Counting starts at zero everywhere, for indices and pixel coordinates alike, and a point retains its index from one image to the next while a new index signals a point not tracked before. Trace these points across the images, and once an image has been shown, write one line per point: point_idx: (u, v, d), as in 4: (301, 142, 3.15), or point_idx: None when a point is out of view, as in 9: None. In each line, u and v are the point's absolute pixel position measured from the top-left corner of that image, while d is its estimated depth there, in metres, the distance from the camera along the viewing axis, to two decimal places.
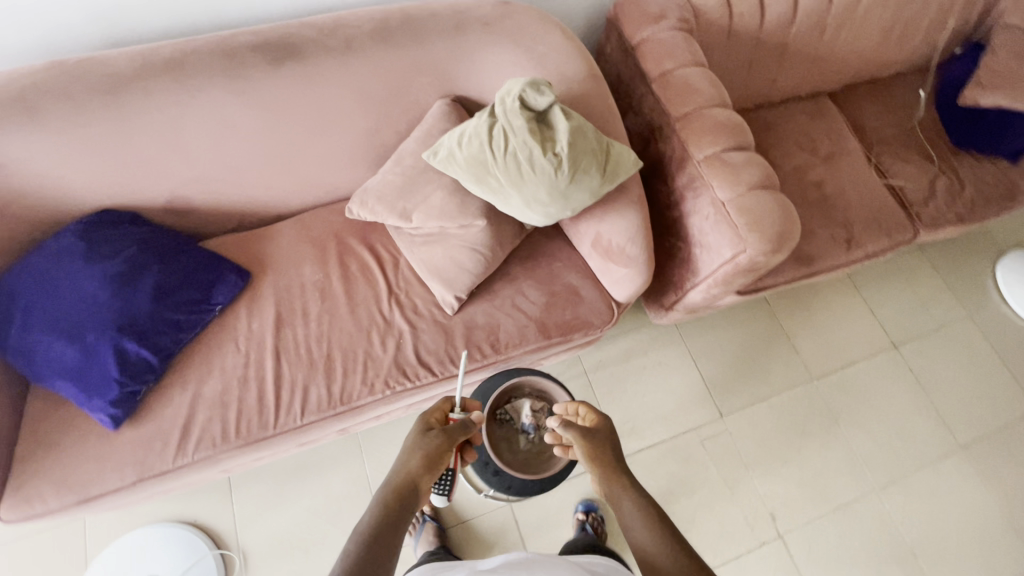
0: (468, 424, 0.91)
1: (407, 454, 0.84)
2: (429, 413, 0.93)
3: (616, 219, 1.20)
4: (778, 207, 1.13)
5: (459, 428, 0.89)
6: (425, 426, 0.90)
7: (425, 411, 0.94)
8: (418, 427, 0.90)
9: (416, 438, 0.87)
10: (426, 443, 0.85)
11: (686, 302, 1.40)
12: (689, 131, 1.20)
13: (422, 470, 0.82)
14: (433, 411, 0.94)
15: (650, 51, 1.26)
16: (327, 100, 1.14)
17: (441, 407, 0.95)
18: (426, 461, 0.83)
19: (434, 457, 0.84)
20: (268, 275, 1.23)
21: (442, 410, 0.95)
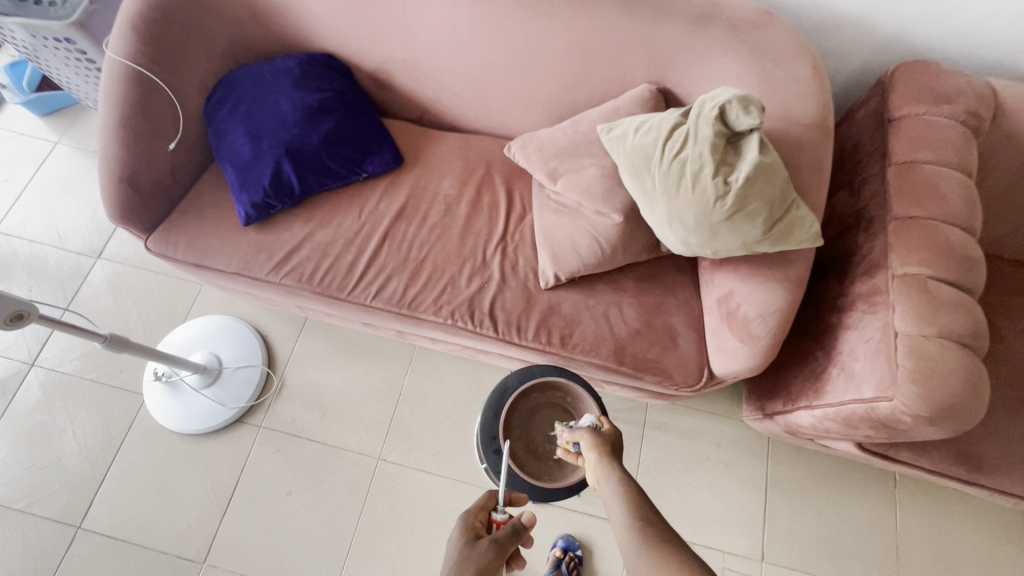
0: (520, 528, 0.78)
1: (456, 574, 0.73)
2: (472, 515, 0.82)
3: (757, 287, 1.04)
4: (965, 376, 0.87)
5: (510, 537, 0.76)
6: (471, 533, 0.79)
7: (468, 510, 0.82)
8: (463, 533, 0.79)
9: (462, 550, 0.75)
10: (475, 559, 0.73)
11: (791, 419, 1.18)
12: (902, 237, 0.97)
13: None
14: (477, 511, 0.83)
15: (908, 131, 1.04)
16: (543, 39, 1.14)
17: (484, 505, 0.84)
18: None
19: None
20: (416, 170, 1.31)
21: (485, 508, 0.84)
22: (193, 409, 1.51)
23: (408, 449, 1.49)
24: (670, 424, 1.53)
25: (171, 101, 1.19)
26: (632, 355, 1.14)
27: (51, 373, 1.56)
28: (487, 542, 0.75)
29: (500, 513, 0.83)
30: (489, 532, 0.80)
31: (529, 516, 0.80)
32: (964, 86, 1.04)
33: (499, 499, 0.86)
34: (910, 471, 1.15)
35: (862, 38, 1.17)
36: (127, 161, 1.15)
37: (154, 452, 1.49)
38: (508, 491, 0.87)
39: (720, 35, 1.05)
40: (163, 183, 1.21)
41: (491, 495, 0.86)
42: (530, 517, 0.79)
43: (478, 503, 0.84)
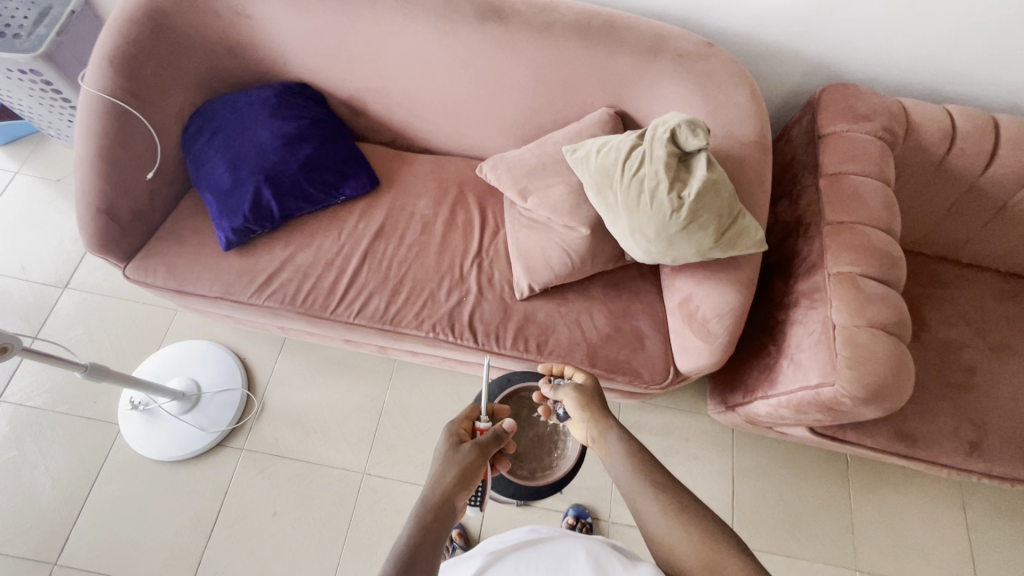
0: (502, 434, 0.90)
1: (441, 469, 0.81)
2: (456, 424, 0.91)
3: (712, 289, 1.15)
4: (891, 358, 1.00)
5: (492, 440, 0.87)
6: (455, 438, 0.88)
7: (452, 420, 0.91)
8: (448, 439, 0.88)
9: (447, 450, 0.84)
10: (459, 457, 0.83)
11: (750, 410, 1.28)
12: (834, 241, 1.09)
13: (455, 487, 0.79)
14: (461, 420, 0.93)
15: (835, 146, 1.18)
16: (509, 67, 1.23)
17: (468, 418, 0.94)
18: (460, 476, 0.80)
19: (468, 473, 0.82)
20: (391, 192, 1.37)
21: (470, 418, 0.94)
22: (173, 435, 1.50)
23: (392, 462, 1.53)
24: (642, 422, 1.62)
25: (148, 133, 1.22)
26: (604, 357, 1.22)
27: (19, 409, 1.53)
28: (470, 445, 0.85)
29: (480, 424, 0.93)
30: (471, 437, 0.90)
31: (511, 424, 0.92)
32: (879, 106, 1.18)
33: (482, 412, 0.96)
34: (857, 451, 1.27)
35: (792, 65, 1.31)
36: (107, 192, 1.17)
37: (133, 482, 1.47)
38: (491, 405, 0.98)
39: (669, 64, 1.17)
40: (141, 212, 1.23)
41: (475, 407, 0.97)
42: (512, 425, 0.91)
43: (462, 415, 0.94)
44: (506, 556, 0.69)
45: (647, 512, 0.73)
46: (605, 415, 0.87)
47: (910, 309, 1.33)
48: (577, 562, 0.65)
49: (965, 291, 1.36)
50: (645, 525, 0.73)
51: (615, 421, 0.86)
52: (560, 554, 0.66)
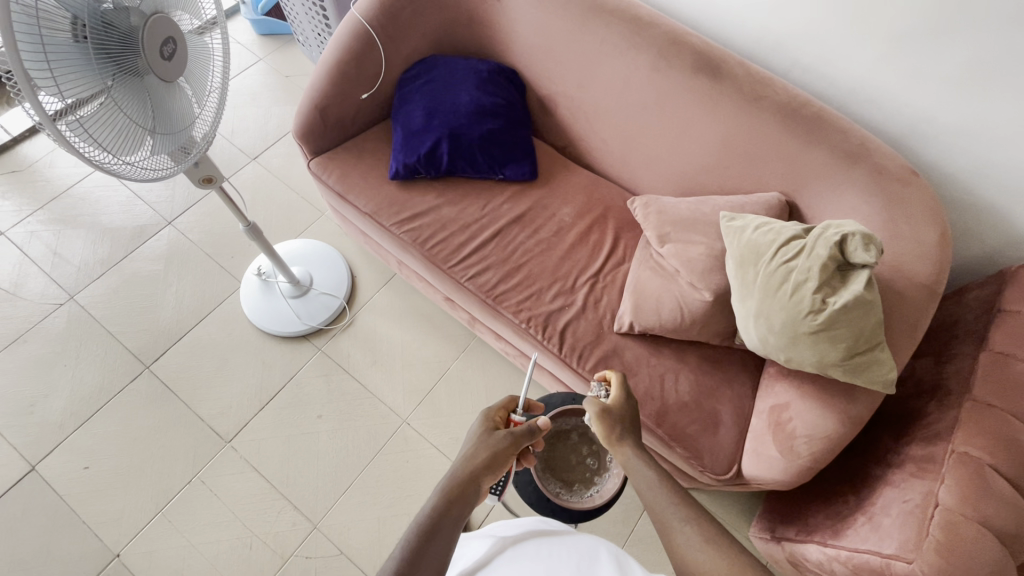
0: (535, 429, 0.91)
1: (471, 450, 0.85)
2: (492, 411, 0.94)
3: (814, 409, 1.08)
4: (992, 569, 0.87)
5: (526, 433, 0.89)
6: (490, 424, 0.91)
7: (490, 406, 0.95)
8: (483, 423, 0.91)
9: (480, 434, 0.88)
10: (490, 442, 0.86)
11: (798, 550, 1.17)
12: (973, 419, 0.99)
13: (484, 469, 0.83)
14: (497, 408, 0.95)
15: (1014, 326, 1.07)
16: (699, 121, 1.27)
17: (504, 408, 0.96)
18: (491, 459, 0.84)
19: (496, 460, 0.85)
20: (544, 189, 1.46)
21: (505, 409, 0.96)
22: (274, 311, 1.69)
23: (433, 424, 1.59)
24: None
25: (378, 63, 1.42)
26: (672, 423, 1.19)
27: (178, 237, 1.81)
28: (504, 432, 0.88)
29: (516, 417, 0.96)
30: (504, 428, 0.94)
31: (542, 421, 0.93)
32: None
33: (518, 404, 0.99)
34: None
35: (997, 229, 1.21)
36: (327, 96, 1.37)
37: (228, 334, 1.68)
38: (527, 399, 1.00)
39: (862, 177, 1.14)
40: (343, 121, 1.43)
41: (512, 398, 0.99)
42: (545, 422, 0.93)
43: (500, 404, 0.97)
44: (526, 541, 0.71)
45: (686, 544, 0.75)
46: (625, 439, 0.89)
47: None
48: (601, 558, 0.65)
49: None
50: (665, 529, 0.78)
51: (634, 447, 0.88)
52: (584, 551, 0.67)
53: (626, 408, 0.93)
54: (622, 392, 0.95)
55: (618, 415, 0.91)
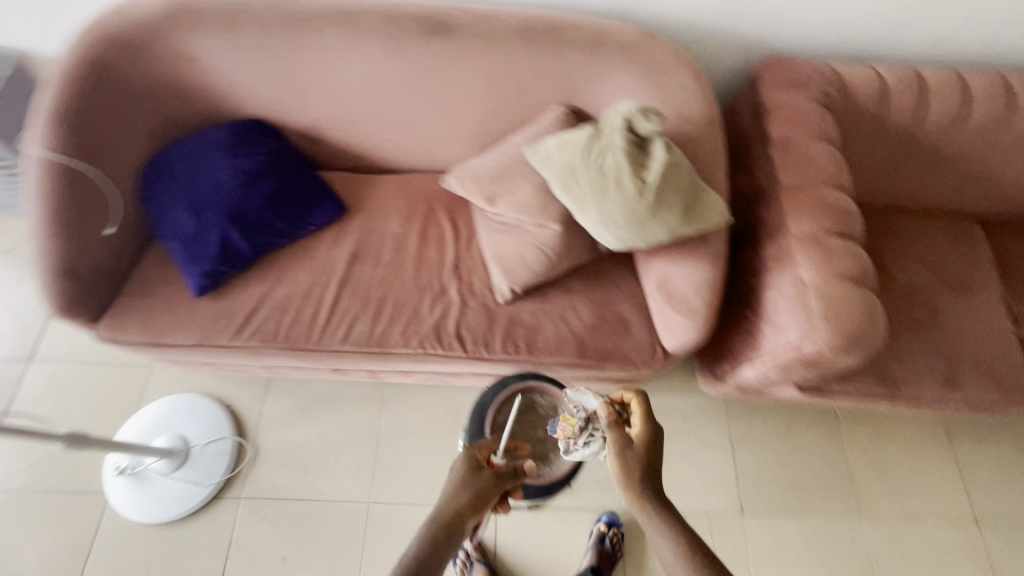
0: (519, 470, 0.88)
1: (455, 493, 0.84)
2: (475, 450, 0.89)
3: (688, 267, 1.19)
4: (861, 306, 1.05)
5: (510, 475, 0.87)
6: (471, 463, 0.88)
7: (471, 445, 0.90)
8: (464, 464, 0.88)
9: (463, 478, 0.86)
10: (473, 485, 0.85)
11: (739, 378, 1.32)
12: (792, 203, 1.15)
13: (468, 511, 0.83)
14: (480, 447, 0.91)
15: (780, 115, 1.24)
16: (458, 79, 1.25)
17: (488, 445, 0.92)
18: (473, 502, 0.83)
19: (480, 501, 0.84)
20: (360, 215, 1.37)
21: (489, 448, 0.91)
22: (165, 495, 1.45)
23: (399, 486, 1.51)
24: None
25: (103, 189, 1.20)
26: (593, 349, 1.25)
27: None
28: (486, 472, 0.86)
29: (498, 457, 0.91)
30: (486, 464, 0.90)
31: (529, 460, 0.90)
32: (814, 75, 1.27)
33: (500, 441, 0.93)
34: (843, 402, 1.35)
35: (728, 44, 1.37)
36: (65, 254, 1.13)
37: (128, 551, 1.41)
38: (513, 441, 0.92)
39: (614, 57, 1.21)
40: (104, 269, 1.20)
41: (495, 435, 0.94)
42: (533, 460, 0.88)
43: (483, 441, 0.92)
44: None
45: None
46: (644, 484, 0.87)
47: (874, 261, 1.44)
48: None
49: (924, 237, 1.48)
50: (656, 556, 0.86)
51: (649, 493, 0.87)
52: None
53: (650, 439, 0.91)
54: (648, 421, 0.93)
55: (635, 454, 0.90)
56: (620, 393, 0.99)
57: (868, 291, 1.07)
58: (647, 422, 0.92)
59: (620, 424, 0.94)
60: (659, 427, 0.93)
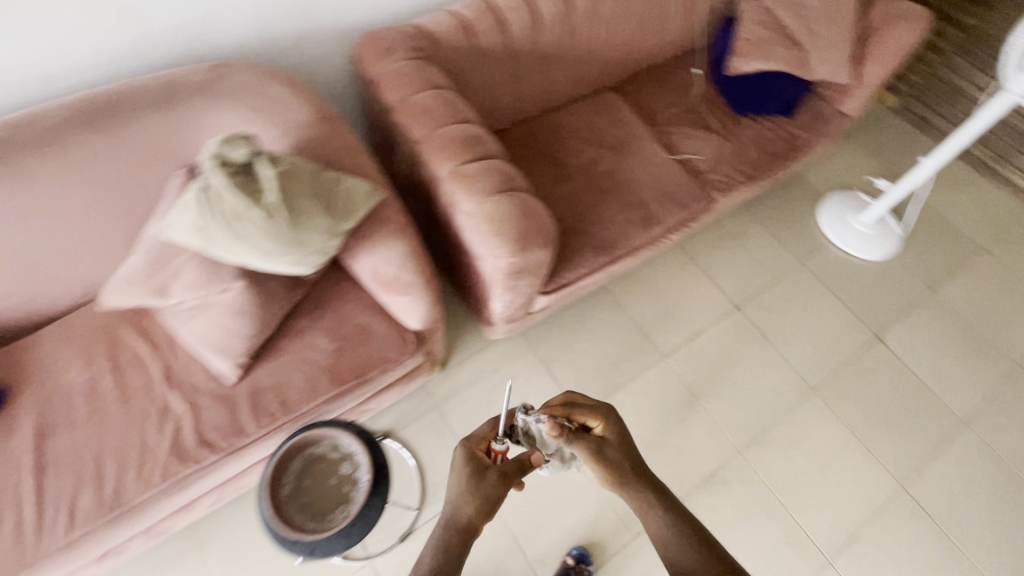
0: (525, 462, 0.98)
1: (461, 494, 0.92)
2: (472, 445, 0.99)
3: (382, 250, 1.21)
4: (517, 207, 1.15)
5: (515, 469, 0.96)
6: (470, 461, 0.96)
7: (471, 440, 0.99)
8: (468, 461, 0.96)
9: (466, 477, 0.93)
10: (477, 486, 0.92)
11: (495, 312, 1.41)
12: (429, 151, 1.21)
13: (481, 513, 0.91)
14: (476, 441, 1.00)
15: (387, 82, 1.30)
16: (41, 197, 1.10)
17: (485, 437, 1.01)
18: (480, 506, 0.91)
19: (491, 499, 0.92)
20: (27, 388, 1.15)
21: (486, 439, 1.01)
22: None
23: None
24: (455, 387, 1.69)
25: None
26: (348, 371, 1.22)
27: None
28: (490, 471, 0.95)
29: (500, 446, 1.00)
30: (488, 457, 0.99)
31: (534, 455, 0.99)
32: (398, 36, 1.35)
33: (504, 429, 1.03)
34: (590, 280, 1.55)
35: (318, 36, 1.47)
36: None
37: None
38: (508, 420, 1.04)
39: (196, 101, 1.15)
40: None
41: (492, 425, 1.03)
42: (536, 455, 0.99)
43: (480, 434, 1.01)
44: None
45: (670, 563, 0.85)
46: (629, 475, 0.94)
47: (552, 160, 1.64)
48: None
49: (578, 122, 1.73)
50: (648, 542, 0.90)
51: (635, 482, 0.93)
52: None
53: (617, 434, 0.97)
54: (601, 416, 0.97)
55: (608, 449, 0.96)
56: (547, 407, 1.00)
57: (530, 199, 1.19)
58: (606, 419, 0.97)
59: (579, 433, 0.97)
60: (622, 425, 0.99)
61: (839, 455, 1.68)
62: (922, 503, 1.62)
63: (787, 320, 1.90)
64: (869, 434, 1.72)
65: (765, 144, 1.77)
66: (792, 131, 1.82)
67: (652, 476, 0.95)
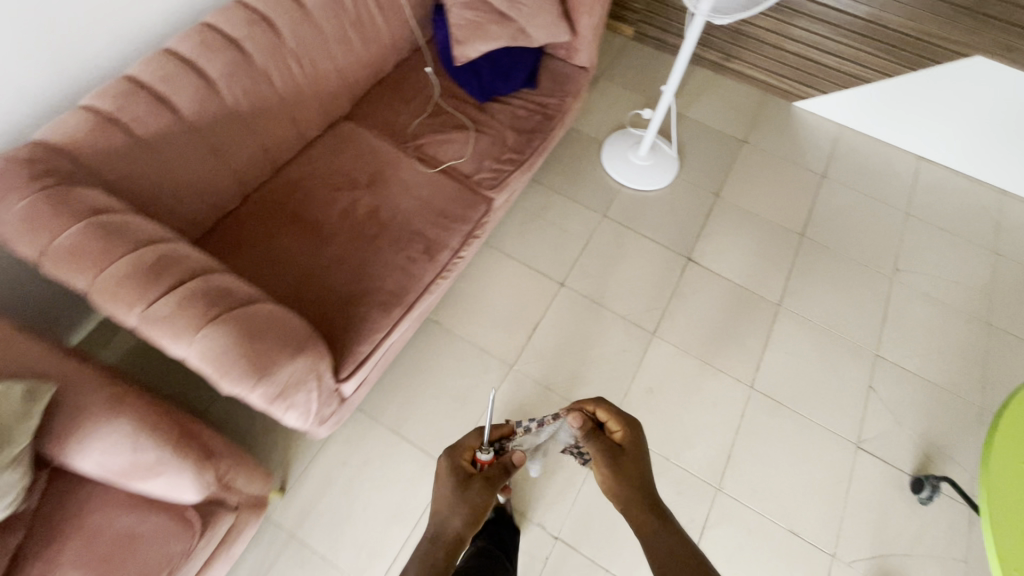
0: (510, 467, 0.98)
1: (449, 501, 0.88)
2: (458, 455, 0.97)
3: (94, 445, 0.95)
4: (240, 330, 0.95)
5: (500, 476, 0.95)
6: (458, 469, 0.95)
7: (456, 450, 0.97)
8: (453, 469, 0.94)
9: (457, 485, 0.91)
10: (469, 495, 0.89)
11: (300, 424, 1.20)
12: (103, 302, 0.95)
13: (471, 521, 0.87)
14: (465, 450, 0.99)
15: (15, 234, 1.00)
16: None
17: (471, 447, 1.00)
18: (469, 515, 0.87)
19: (478, 511, 0.89)
20: None
21: (472, 449, 1.00)
22: None
23: None
24: (304, 503, 1.48)
25: None
26: None
27: None
28: (479, 477, 0.93)
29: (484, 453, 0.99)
30: (473, 467, 0.97)
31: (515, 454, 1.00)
32: (12, 167, 1.04)
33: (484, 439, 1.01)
34: (396, 336, 1.39)
35: None
36: None
37: None
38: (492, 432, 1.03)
39: None
40: None
41: (477, 433, 1.02)
42: (519, 457, 1.00)
43: (466, 444, 1.00)
44: None
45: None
46: (634, 488, 0.92)
47: (302, 223, 1.43)
48: None
49: (318, 168, 1.52)
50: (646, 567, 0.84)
51: (641, 499, 0.91)
52: None
53: (632, 444, 0.98)
54: (625, 424, 1.00)
55: (616, 457, 0.96)
56: (581, 404, 1.05)
57: (263, 311, 0.99)
58: (623, 425, 0.99)
59: (594, 434, 1.00)
60: (638, 436, 1.00)
61: (695, 385, 1.75)
62: (771, 394, 1.76)
63: (611, 278, 1.92)
64: (712, 353, 1.81)
65: (521, 124, 1.71)
66: (542, 101, 1.77)
67: (658, 500, 0.92)
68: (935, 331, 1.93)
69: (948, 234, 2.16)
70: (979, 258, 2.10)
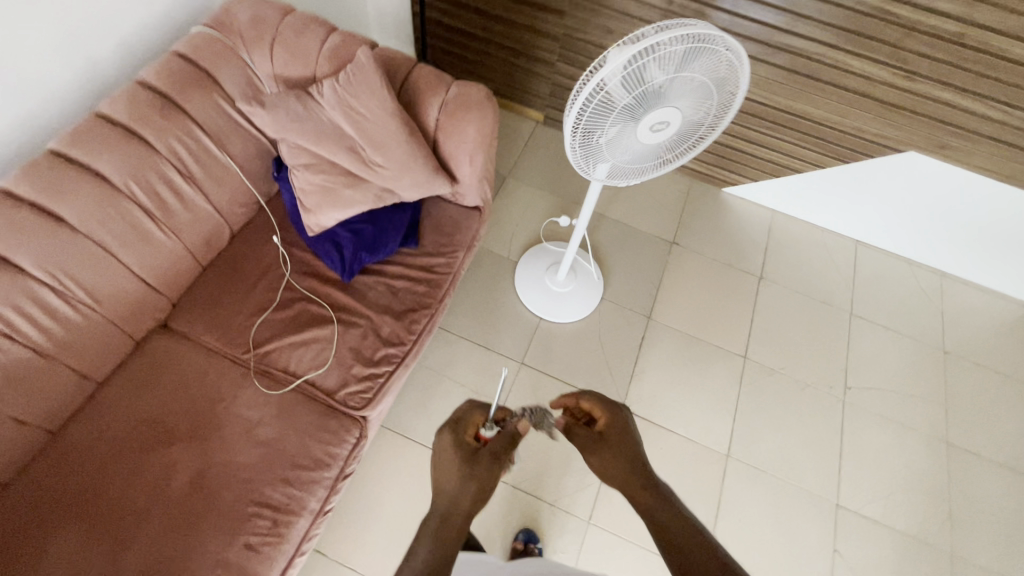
0: (516, 435, 0.88)
1: (455, 471, 0.78)
2: (463, 429, 0.87)
3: None
4: None
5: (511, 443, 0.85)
6: (461, 443, 0.83)
7: (458, 426, 0.87)
8: (457, 442, 0.83)
9: (462, 458, 0.80)
10: (474, 468, 0.78)
11: None
12: None
13: (476, 501, 0.76)
14: (466, 424, 0.88)
15: None
16: None
17: (474, 421, 0.89)
18: (476, 494, 0.76)
19: (486, 490, 0.77)
20: None
21: (474, 425, 0.88)
22: None
23: None
24: None
25: None
26: None
27: None
28: (486, 447, 0.82)
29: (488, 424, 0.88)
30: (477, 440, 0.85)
31: (520, 423, 0.92)
32: None
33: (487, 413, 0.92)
34: None
35: None
36: None
37: None
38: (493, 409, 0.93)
39: None
40: None
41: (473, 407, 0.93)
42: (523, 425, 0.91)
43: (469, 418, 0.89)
44: None
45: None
46: (630, 467, 0.80)
47: (86, 517, 1.02)
48: None
49: (117, 417, 1.12)
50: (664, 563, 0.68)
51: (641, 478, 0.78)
52: None
53: (616, 429, 0.87)
54: (605, 410, 0.90)
55: (603, 434, 0.86)
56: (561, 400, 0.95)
57: None
58: (605, 411, 0.89)
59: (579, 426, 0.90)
60: (628, 427, 0.88)
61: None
62: None
63: (545, 462, 1.58)
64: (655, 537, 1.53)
65: (399, 300, 1.36)
66: (426, 261, 1.43)
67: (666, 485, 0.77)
68: (895, 462, 1.73)
69: (896, 334, 1.98)
70: (927, 359, 1.94)
